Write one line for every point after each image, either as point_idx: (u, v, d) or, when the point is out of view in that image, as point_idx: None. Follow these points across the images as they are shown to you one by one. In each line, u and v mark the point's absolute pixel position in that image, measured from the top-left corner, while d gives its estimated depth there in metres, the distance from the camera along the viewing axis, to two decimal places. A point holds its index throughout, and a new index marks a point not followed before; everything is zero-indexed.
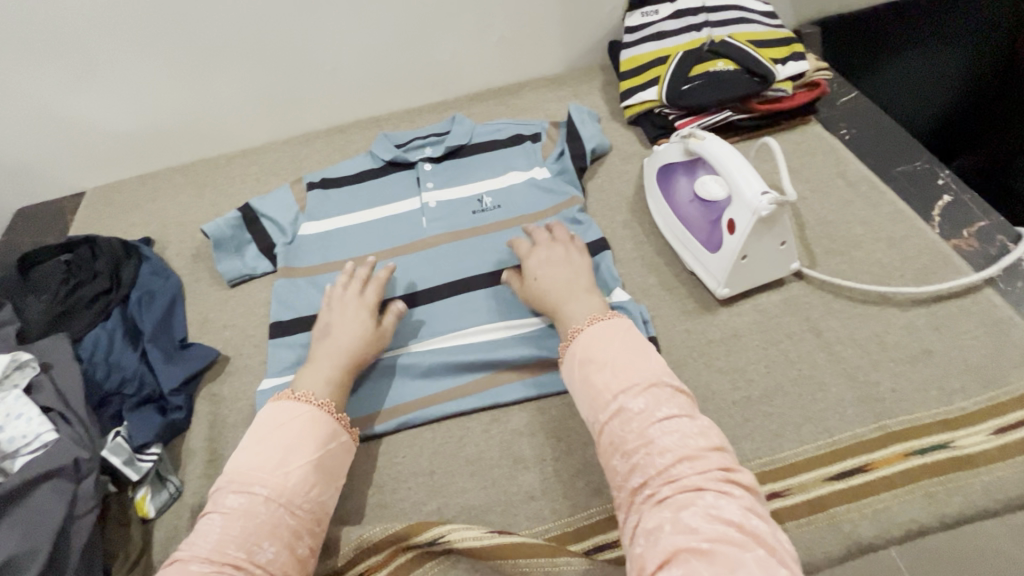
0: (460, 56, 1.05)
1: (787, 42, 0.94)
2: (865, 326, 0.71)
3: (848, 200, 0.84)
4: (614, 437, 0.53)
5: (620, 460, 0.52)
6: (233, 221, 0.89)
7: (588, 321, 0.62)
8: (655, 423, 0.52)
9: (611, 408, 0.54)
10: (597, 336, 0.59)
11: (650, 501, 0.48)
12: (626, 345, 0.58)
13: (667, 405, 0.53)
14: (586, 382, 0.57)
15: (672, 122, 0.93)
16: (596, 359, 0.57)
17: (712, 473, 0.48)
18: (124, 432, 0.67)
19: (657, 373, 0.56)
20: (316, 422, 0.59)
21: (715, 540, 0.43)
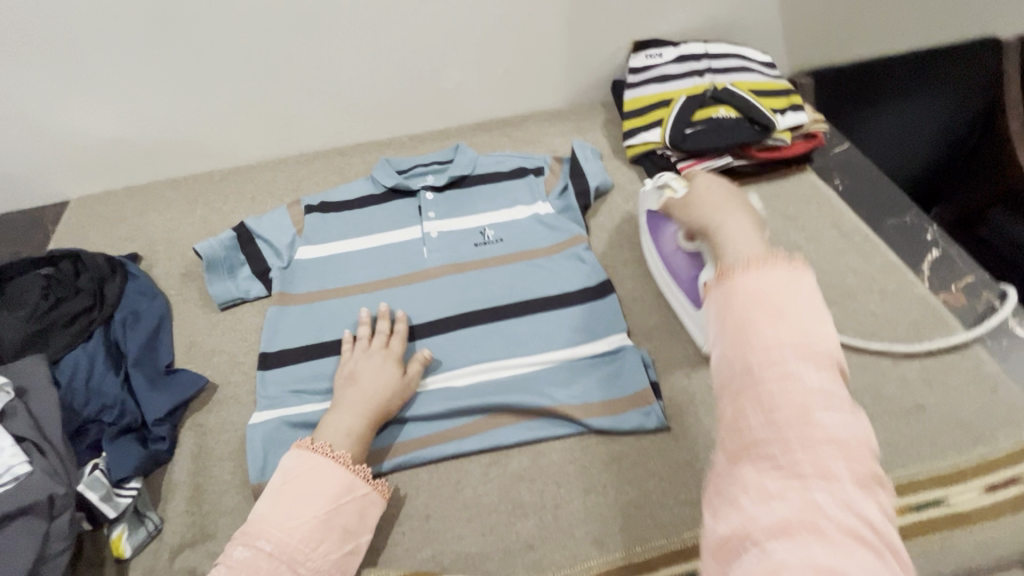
0: (465, 86, 1.06)
1: (785, 93, 0.97)
2: (861, 377, 0.72)
3: (843, 249, 0.86)
4: (758, 393, 0.39)
5: (757, 418, 0.38)
6: (228, 242, 0.87)
7: (766, 259, 0.46)
8: (823, 403, 0.37)
9: (769, 367, 0.39)
10: (773, 285, 0.44)
11: (772, 467, 0.36)
12: (806, 300, 0.43)
13: (839, 390, 0.39)
14: (739, 324, 0.42)
15: (674, 164, 0.94)
16: (764, 306, 0.43)
17: (866, 473, 0.35)
18: (103, 464, 0.64)
19: (832, 348, 0.41)
20: (330, 475, 0.60)
21: (848, 533, 0.32)
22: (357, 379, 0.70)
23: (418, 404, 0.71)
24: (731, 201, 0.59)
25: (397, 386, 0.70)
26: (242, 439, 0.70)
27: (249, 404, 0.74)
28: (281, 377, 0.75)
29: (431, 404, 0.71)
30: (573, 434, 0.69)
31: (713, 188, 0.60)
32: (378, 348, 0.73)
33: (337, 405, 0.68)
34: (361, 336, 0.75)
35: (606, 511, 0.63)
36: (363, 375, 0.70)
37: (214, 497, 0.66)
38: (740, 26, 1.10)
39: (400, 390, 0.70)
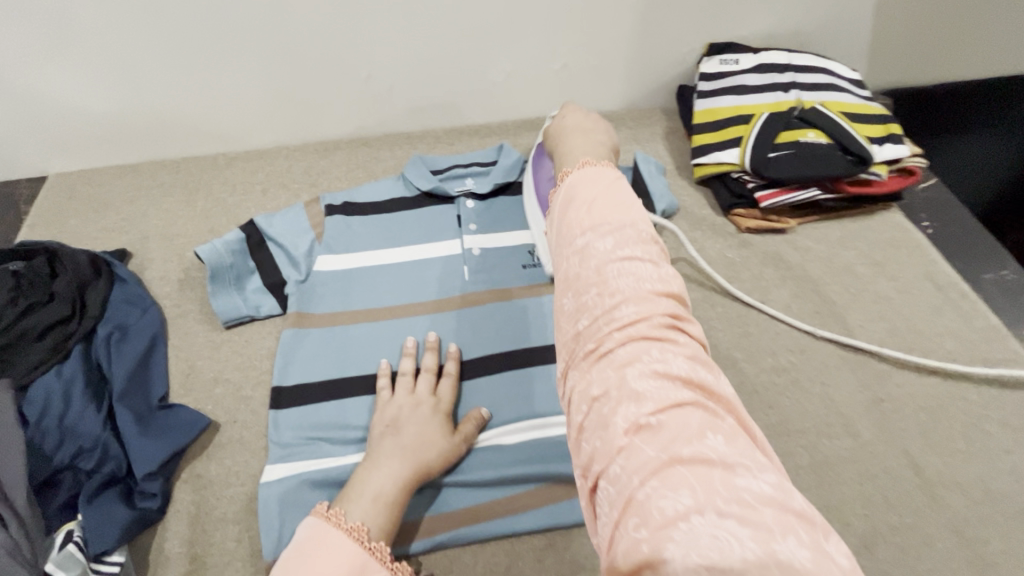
0: (513, 79, 0.92)
1: (880, 120, 0.86)
2: (969, 467, 0.63)
3: (939, 306, 0.76)
4: (571, 276, 0.44)
5: (572, 303, 0.43)
6: (235, 247, 0.74)
7: (579, 168, 0.54)
8: (614, 264, 0.43)
9: (575, 245, 0.45)
10: (583, 181, 0.51)
11: (594, 363, 0.39)
12: (609, 191, 0.49)
13: (633, 247, 0.44)
14: (561, 222, 0.48)
15: (752, 191, 0.83)
16: (578, 198, 0.49)
17: (658, 318, 0.40)
18: (78, 534, 0.53)
19: (636, 217, 0.46)
20: (339, 549, 0.48)
21: (663, 403, 0.35)
22: (398, 429, 0.59)
23: (465, 467, 0.61)
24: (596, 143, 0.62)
25: (444, 444, 0.59)
26: (250, 498, 0.59)
27: (258, 452, 0.62)
28: (298, 420, 0.63)
29: (480, 469, 0.61)
30: None
31: (582, 139, 0.63)
32: (422, 395, 0.63)
33: (369, 460, 0.57)
34: (405, 371, 0.65)
35: None
36: (408, 425, 0.60)
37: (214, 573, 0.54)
38: (825, 35, 0.98)
39: (447, 450, 0.59)
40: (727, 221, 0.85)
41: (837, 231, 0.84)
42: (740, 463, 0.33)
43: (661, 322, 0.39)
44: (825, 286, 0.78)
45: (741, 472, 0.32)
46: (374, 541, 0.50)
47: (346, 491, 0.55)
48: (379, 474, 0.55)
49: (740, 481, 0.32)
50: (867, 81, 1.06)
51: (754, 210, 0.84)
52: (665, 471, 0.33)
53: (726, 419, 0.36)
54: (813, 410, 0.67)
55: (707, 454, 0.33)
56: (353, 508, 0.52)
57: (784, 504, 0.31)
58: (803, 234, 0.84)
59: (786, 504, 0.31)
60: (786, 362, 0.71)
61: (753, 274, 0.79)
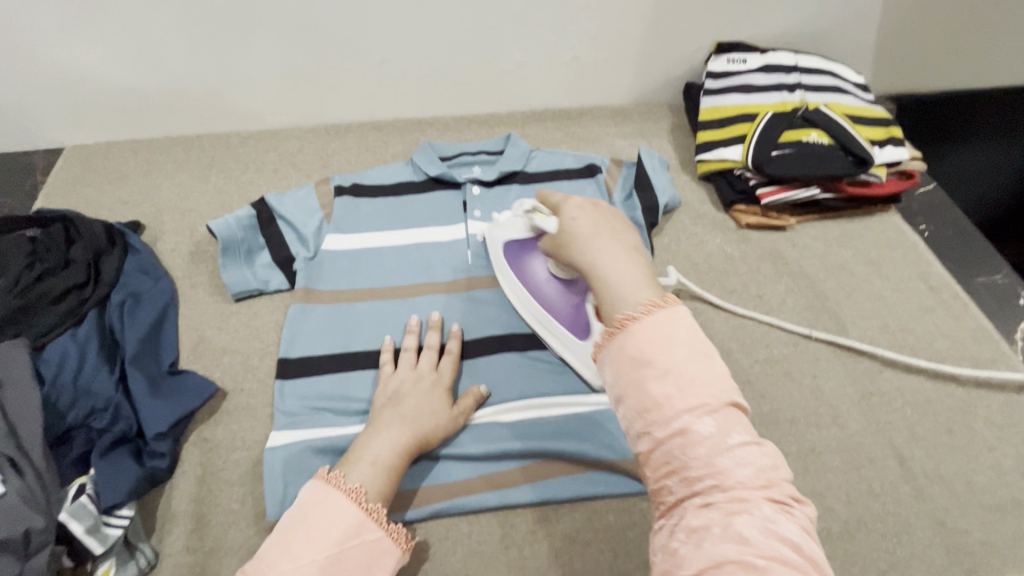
0: (524, 70, 0.94)
1: (883, 123, 0.87)
2: (952, 461, 0.64)
3: (931, 306, 0.78)
4: (671, 458, 0.38)
5: (676, 482, 0.38)
6: (246, 222, 0.76)
7: (642, 310, 0.42)
8: (725, 451, 0.37)
9: (669, 424, 0.38)
10: (660, 326, 0.41)
11: (695, 525, 0.36)
12: (691, 345, 0.40)
13: (735, 422, 0.38)
14: (638, 387, 0.40)
15: (753, 188, 0.85)
16: (655, 359, 0.40)
17: (773, 490, 0.37)
18: (90, 487, 0.54)
19: (727, 379, 0.40)
20: (336, 511, 0.49)
21: (773, 561, 0.33)
22: (399, 401, 0.61)
23: (462, 440, 0.63)
24: (624, 225, 0.49)
25: (443, 416, 0.61)
26: (254, 462, 0.61)
27: (263, 419, 0.64)
28: (303, 390, 0.65)
29: (477, 443, 0.62)
30: (633, 494, 0.61)
31: (597, 219, 0.49)
32: (423, 370, 0.65)
33: (371, 430, 0.59)
34: (408, 348, 0.67)
35: None
36: (409, 398, 0.62)
37: (218, 531, 0.56)
38: (832, 37, 0.99)
39: (446, 422, 0.61)
40: (728, 216, 0.87)
41: (834, 230, 0.86)
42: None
43: (777, 497, 0.36)
44: (820, 283, 0.80)
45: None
46: (372, 502, 0.52)
47: (347, 456, 0.56)
48: (379, 441, 0.57)
49: None
50: (872, 86, 1.07)
51: (754, 207, 0.86)
52: None
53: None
54: (803, 400, 0.69)
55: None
56: (354, 472, 0.54)
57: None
58: (801, 232, 0.85)
59: None
60: (779, 354, 0.73)
61: (751, 268, 0.81)
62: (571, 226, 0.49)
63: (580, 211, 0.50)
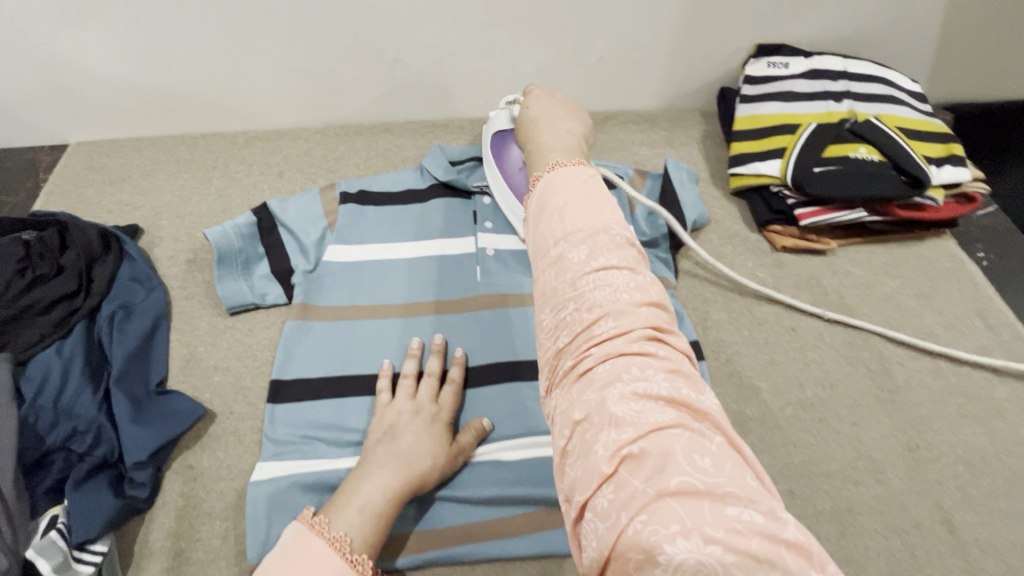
0: (546, 71, 0.88)
1: (942, 139, 0.79)
2: (1009, 531, 0.57)
3: (989, 347, 0.69)
4: (547, 290, 0.39)
5: (549, 320, 0.38)
6: (244, 231, 0.72)
7: (546, 167, 0.45)
8: (590, 277, 0.38)
9: (548, 255, 0.40)
10: (556, 175, 0.43)
11: (574, 382, 0.36)
12: (584, 189, 0.42)
13: (611, 254, 0.38)
14: (535, 229, 0.42)
15: (792, 208, 0.77)
16: (548, 201, 0.42)
17: (639, 336, 0.35)
18: (62, 520, 0.52)
19: (606, 213, 0.41)
20: (320, 565, 0.45)
21: (646, 430, 0.32)
22: (392, 437, 0.57)
23: (461, 481, 0.58)
24: (569, 116, 0.53)
25: (441, 455, 0.56)
26: (239, 494, 0.57)
27: (251, 446, 0.60)
28: (294, 417, 0.61)
29: (477, 486, 0.58)
30: None
31: (546, 106, 0.54)
32: (420, 403, 0.60)
33: (361, 469, 0.54)
34: (407, 374, 0.63)
35: None
36: (405, 433, 0.57)
37: (196, 571, 0.53)
38: (886, 40, 0.90)
39: (444, 461, 0.56)
40: (762, 237, 0.80)
41: (881, 257, 0.78)
42: (735, 494, 0.30)
43: (642, 341, 0.35)
44: (862, 316, 0.72)
45: (732, 500, 0.30)
46: (357, 554, 0.48)
47: (334, 499, 0.52)
48: (370, 483, 0.53)
49: (730, 512, 0.29)
50: (930, 93, 0.97)
51: (792, 228, 0.78)
52: (656, 510, 0.30)
53: (714, 438, 0.33)
54: (838, 451, 0.62)
55: (696, 484, 0.30)
56: (339, 519, 0.50)
57: (774, 533, 0.29)
58: (844, 257, 0.78)
59: (776, 533, 0.29)
60: (814, 397, 0.66)
61: (785, 296, 0.74)
62: (523, 113, 0.54)
63: (536, 99, 0.55)
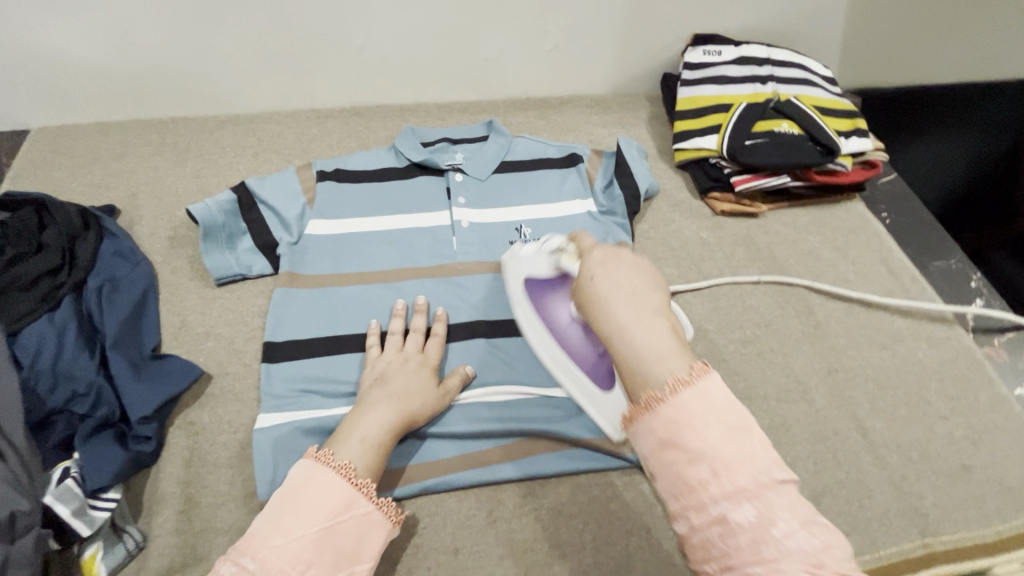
0: (506, 58, 0.95)
1: (849, 115, 0.92)
2: (908, 432, 0.69)
3: (891, 289, 0.82)
4: (709, 544, 0.37)
5: (719, 567, 0.37)
6: (227, 207, 0.75)
7: (670, 387, 0.40)
8: (767, 534, 0.36)
9: (708, 513, 0.37)
10: (694, 411, 0.39)
11: None
12: (724, 420, 0.39)
13: (780, 506, 0.37)
14: (673, 476, 0.39)
15: (728, 176, 0.88)
16: (688, 446, 0.38)
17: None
18: (75, 471, 0.54)
19: (760, 457, 0.38)
20: (329, 488, 0.50)
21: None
22: (386, 382, 0.62)
23: (448, 420, 0.64)
24: (646, 280, 0.45)
25: (430, 396, 0.62)
26: (242, 444, 0.61)
27: (249, 402, 0.64)
28: (289, 372, 0.65)
29: (463, 423, 0.64)
30: (611, 468, 0.64)
31: (619, 274, 0.45)
32: (409, 355, 0.66)
33: (359, 408, 0.60)
34: (395, 330, 0.68)
35: (648, 556, 0.59)
36: (396, 378, 0.63)
37: (208, 513, 0.57)
38: (801, 32, 1.03)
39: (433, 402, 0.63)
40: (704, 204, 0.90)
41: (804, 217, 0.90)
42: None
43: None
44: (789, 267, 0.84)
45: None
46: (361, 477, 0.53)
47: (336, 434, 0.57)
48: (368, 420, 0.58)
49: None
50: (842, 79, 1.11)
51: (728, 194, 0.89)
52: None
53: None
54: (773, 377, 0.72)
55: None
56: (342, 450, 0.55)
57: None
58: (773, 219, 0.89)
59: None
60: (752, 335, 0.76)
61: (725, 254, 0.85)
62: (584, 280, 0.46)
63: (603, 262, 0.46)
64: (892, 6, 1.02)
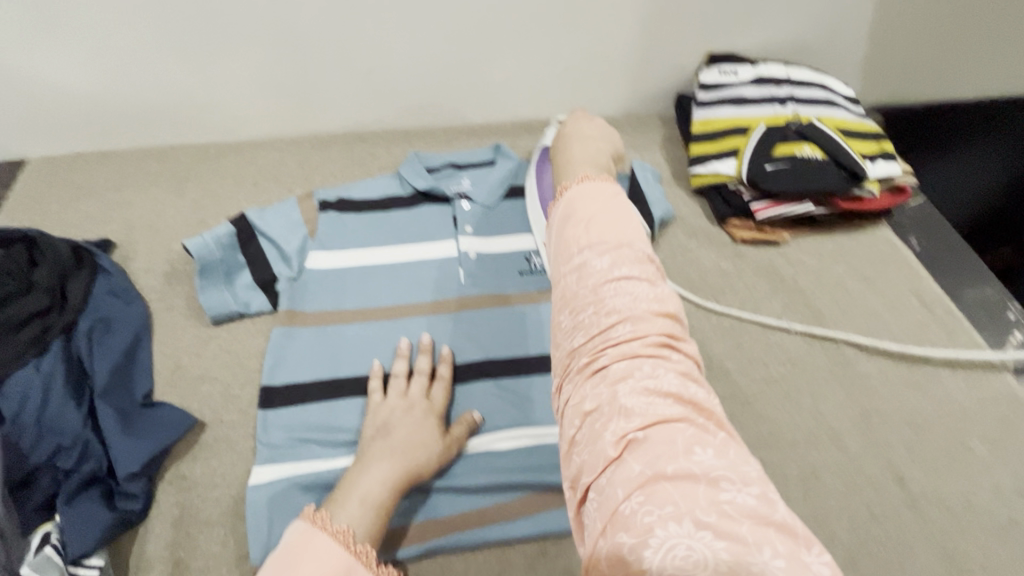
0: (515, 81, 0.92)
1: (874, 137, 0.87)
2: (950, 482, 0.64)
3: (924, 322, 0.77)
4: (567, 291, 0.46)
5: (568, 317, 0.44)
6: (225, 241, 0.71)
7: (577, 180, 0.53)
8: (611, 284, 0.44)
9: (572, 262, 0.46)
10: (583, 199, 0.50)
11: (590, 378, 0.41)
12: (613, 208, 0.49)
13: (632, 271, 0.45)
14: (561, 237, 0.49)
15: (747, 203, 0.84)
16: (577, 215, 0.49)
17: (655, 339, 0.41)
18: (56, 537, 0.51)
19: (632, 236, 0.47)
20: (324, 553, 0.46)
21: (651, 420, 0.37)
22: (387, 432, 0.59)
23: (455, 472, 0.60)
24: (603, 136, 0.62)
25: (435, 447, 0.59)
26: (236, 500, 0.58)
27: (244, 452, 0.61)
28: (286, 421, 0.62)
29: (469, 475, 0.60)
30: None
31: (585, 125, 0.63)
32: (413, 400, 0.62)
33: (359, 463, 0.56)
34: (398, 373, 0.64)
35: None
36: (399, 428, 0.59)
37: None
38: (821, 49, 0.99)
39: (439, 452, 0.59)
40: (722, 231, 0.86)
41: (828, 245, 0.85)
42: (725, 475, 0.35)
43: (655, 342, 0.41)
44: (814, 299, 0.79)
45: (724, 485, 0.34)
46: (360, 544, 0.49)
47: (335, 495, 0.53)
48: (369, 477, 0.54)
49: (723, 495, 0.34)
50: (863, 98, 1.07)
51: (748, 221, 0.85)
52: (651, 490, 0.34)
53: (714, 432, 0.38)
54: (802, 422, 0.68)
55: (692, 469, 0.35)
56: (341, 513, 0.51)
57: (765, 515, 0.33)
58: (796, 247, 0.85)
59: (767, 516, 0.33)
60: (777, 374, 0.72)
61: (746, 285, 0.80)
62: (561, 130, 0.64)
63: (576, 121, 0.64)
64: (916, 21, 0.98)
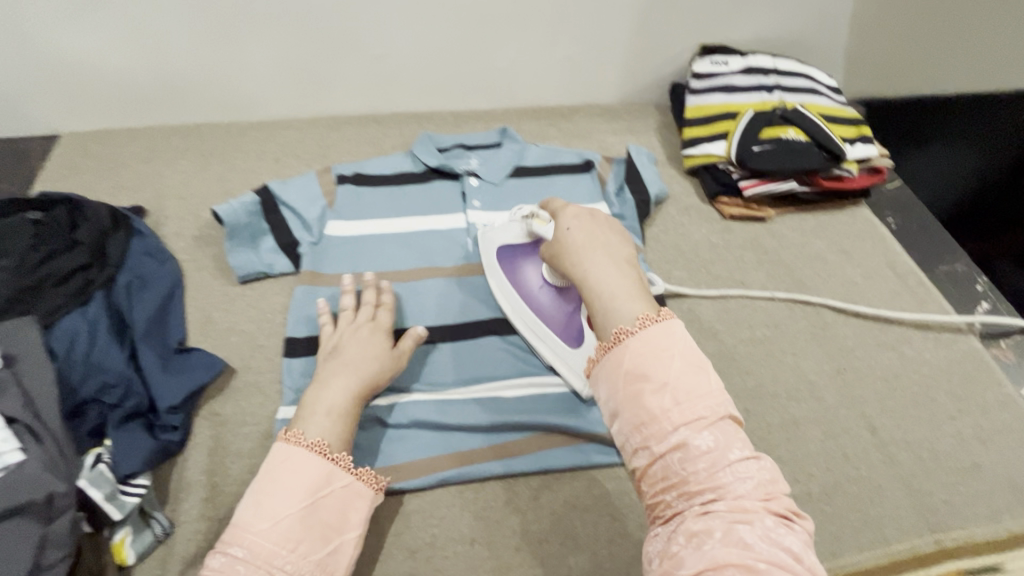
0: (519, 67, 0.98)
1: (854, 123, 0.94)
2: (917, 430, 0.70)
3: (898, 292, 0.83)
4: (671, 471, 0.42)
5: (676, 494, 0.42)
6: (250, 207, 0.77)
7: (637, 322, 0.46)
8: (724, 461, 0.41)
9: (669, 438, 0.42)
10: (658, 347, 0.45)
11: (695, 519, 0.41)
12: (686, 358, 0.45)
13: (730, 438, 0.43)
14: (636, 403, 0.44)
15: (736, 181, 0.90)
16: (653, 375, 0.44)
17: (771, 502, 0.41)
18: (107, 457, 0.57)
19: (719, 396, 0.44)
20: (303, 468, 0.53)
21: (773, 565, 0.37)
22: (339, 355, 0.64)
23: (461, 415, 0.66)
24: (606, 232, 0.54)
25: (388, 364, 0.64)
26: (265, 436, 0.63)
27: (271, 395, 0.66)
28: (308, 367, 0.67)
29: (473, 416, 0.66)
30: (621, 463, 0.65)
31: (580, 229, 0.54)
32: (360, 328, 0.67)
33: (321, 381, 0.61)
34: (346, 307, 0.69)
35: None
36: (350, 349, 0.64)
37: (232, 501, 0.58)
38: (806, 44, 1.06)
39: (390, 366, 0.64)
40: (712, 209, 0.92)
41: (810, 222, 0.91)
42: None
43: (776, 509, 0.40)
44: (797, 270, 0.85)
45: None
46: (337, 451, 0.55)
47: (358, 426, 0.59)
48: (331, 391, 0.59)
49: None
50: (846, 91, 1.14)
51: (736, 199, 0.91)
52: None
53: None
54: (783, 377, 0.74)
55: None
56: (311, 427, 0.56)
57: None
58: (781, 223, 0.91)
59: None
60: (761, 335, 0.78)
61: (734, 257, 0.86)
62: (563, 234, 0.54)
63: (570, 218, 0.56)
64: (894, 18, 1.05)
